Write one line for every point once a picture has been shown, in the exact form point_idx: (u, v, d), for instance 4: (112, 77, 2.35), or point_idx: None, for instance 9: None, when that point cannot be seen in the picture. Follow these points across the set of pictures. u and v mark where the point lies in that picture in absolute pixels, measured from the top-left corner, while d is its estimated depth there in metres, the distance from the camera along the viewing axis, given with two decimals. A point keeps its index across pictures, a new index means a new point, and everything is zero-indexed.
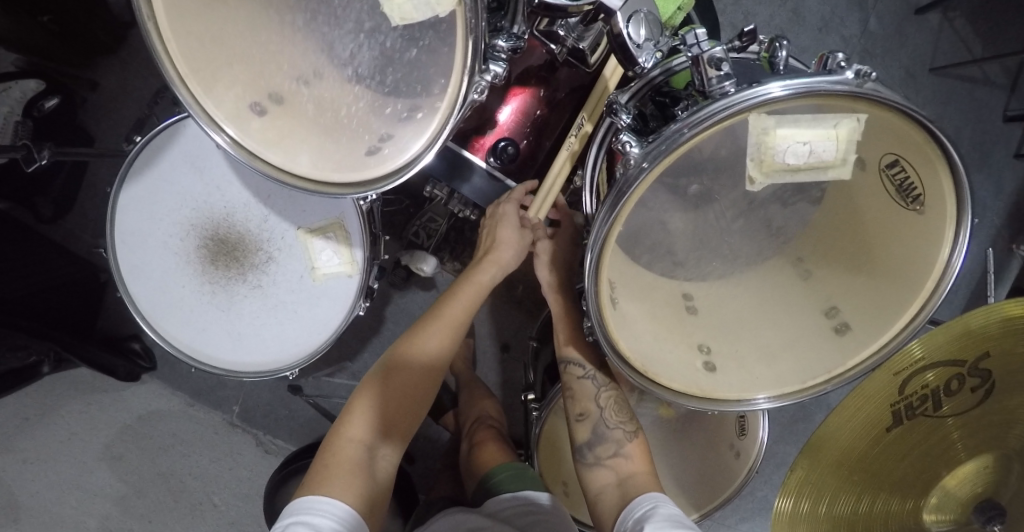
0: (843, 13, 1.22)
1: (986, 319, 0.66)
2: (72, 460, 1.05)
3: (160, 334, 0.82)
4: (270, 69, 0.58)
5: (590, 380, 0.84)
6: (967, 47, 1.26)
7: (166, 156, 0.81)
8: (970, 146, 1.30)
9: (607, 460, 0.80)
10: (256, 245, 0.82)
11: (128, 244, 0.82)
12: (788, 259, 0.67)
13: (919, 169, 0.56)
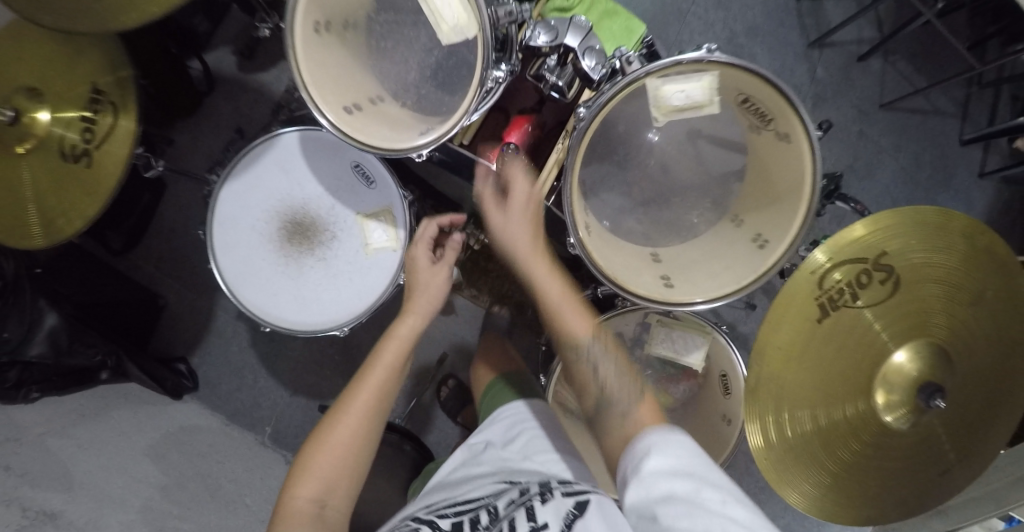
0: (793, 67, 1.47)
1: (876, 224, 0.70)
2: (119, 451, 1.09)
3: (238, 302, 0.90)
4: (357, 88, 0.77)
5: (590, 365, 0.74)
6: (910, 82, 1.50)
7: (259, 156, 0.92)
8: (932, 167, 1.51)
9: (618, 424, 0.66)
10: (324, 226, 0.92)
11: (223, 230, 0.91)
12: (726, 217, 0.80)
13: (765, 101, 0.69)
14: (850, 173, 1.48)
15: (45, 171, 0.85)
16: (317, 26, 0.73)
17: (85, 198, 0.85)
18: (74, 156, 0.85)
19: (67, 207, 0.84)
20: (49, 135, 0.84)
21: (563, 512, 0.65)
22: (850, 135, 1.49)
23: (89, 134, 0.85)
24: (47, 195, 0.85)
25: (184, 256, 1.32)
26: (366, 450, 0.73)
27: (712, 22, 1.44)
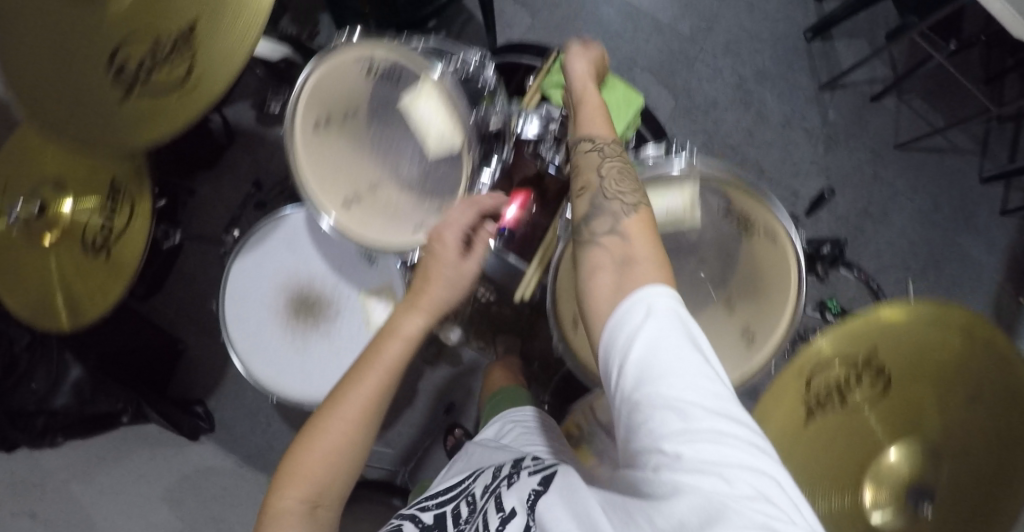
0: (803, 111, 1.46)
1: (871, 323, 0.66)
2: (142, 493, 1.20)
3: (248, 371, 0.92)
4: (356, 177, 0.83)
5: (598, 150, 0.68)
6: (927, 120, 1.46)
7: (269, 234, 0.95)
8: (950, 208, 1.45)
9: (603, 233, 0.62)
10: (330, 302, 0.94)
11: (233, 302, 0.94)
12: (718, 309, 0.81)
13: (747, 210, 0.79)
14: (865, 217, 1.44)
15: (73, 263, 0.84)
16: (317, 124, 0.82)
17: (103, 289, 0.85)
18: (96, 248, 0.85)
19: (90, 294, 0.84)
20: (77, 223, 0.84)
21: (526, 495, 0.58)
22: (863, 176, 1.45)
23: (108, 227, 0.85)
24: (73, 284, 0.84)
25: (202, 303, 1.37)
26: (359, 453, 0.69)
27: (720, 69, 1.46)
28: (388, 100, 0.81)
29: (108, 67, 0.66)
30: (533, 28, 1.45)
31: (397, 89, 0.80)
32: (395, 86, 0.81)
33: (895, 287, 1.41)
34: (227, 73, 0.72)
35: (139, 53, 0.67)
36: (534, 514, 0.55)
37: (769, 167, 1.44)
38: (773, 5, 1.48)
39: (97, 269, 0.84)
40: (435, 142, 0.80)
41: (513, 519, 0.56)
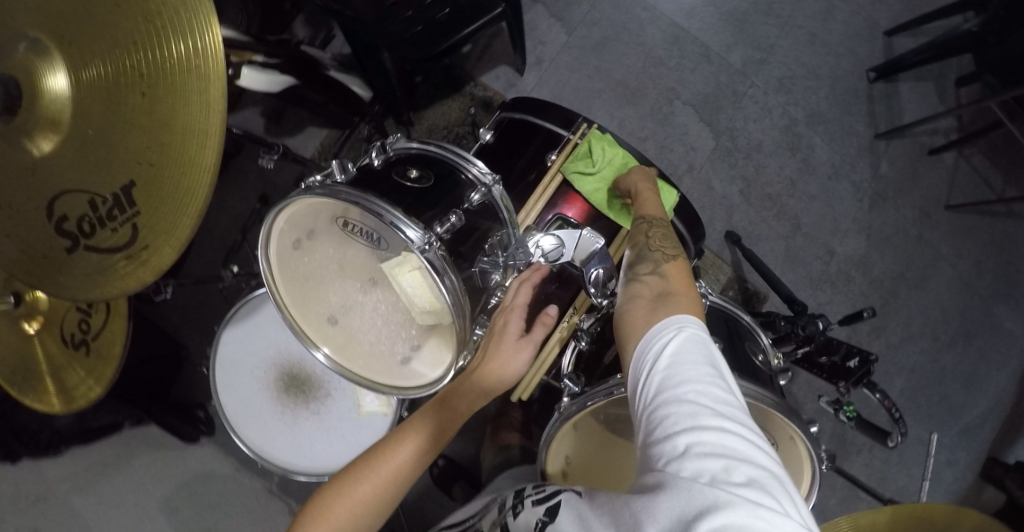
0: (855, 161, 1.34)
1: (874, 518, 0.74)
2: (137, 508, 1.20)
3: (241, 440, 0.92)
4: (340, 294, 0.78)
5: (647, 223, 0.74)
6: (987, 182, 1.35)
7: (261, 305, 0.94)
8: (994, 277, 1.35)
9: (645, 275, 0.67)
10: (320, 380, 0.93)
11: (223, 370, 0.94)
12: None
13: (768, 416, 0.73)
14: (900, 283, 1.32)
15: (54, 351, 0.82)
16: (297, 242, 0.77)
17: (94, 374, 0.79)
18: (75, 344, 0.82)
19: (86, 378, 0.79)
20: (60, 311, 0.83)
21: (533, 522, 0.57)
22: (906, 240, 1.33)
23: (87, 320, 0.83)
24: (59, 367, 0.81)
25: (206, 313, 1.37)
26: (392, 498, 0.65)
27: (770, 107, 1.35)
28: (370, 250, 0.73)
29: (51, 219, 0.69)
30: (569, 47, 1.35)
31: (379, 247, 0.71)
32: (377, 244, 0.71)
33: (926, 364, 1.31)
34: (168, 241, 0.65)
35: (79, 208, 0.67)
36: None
37: (807, 221, 1.33)
38: (836, 39, 1.35)
39: (82, 362, 0.80)
40: (422, 310, 0.72)
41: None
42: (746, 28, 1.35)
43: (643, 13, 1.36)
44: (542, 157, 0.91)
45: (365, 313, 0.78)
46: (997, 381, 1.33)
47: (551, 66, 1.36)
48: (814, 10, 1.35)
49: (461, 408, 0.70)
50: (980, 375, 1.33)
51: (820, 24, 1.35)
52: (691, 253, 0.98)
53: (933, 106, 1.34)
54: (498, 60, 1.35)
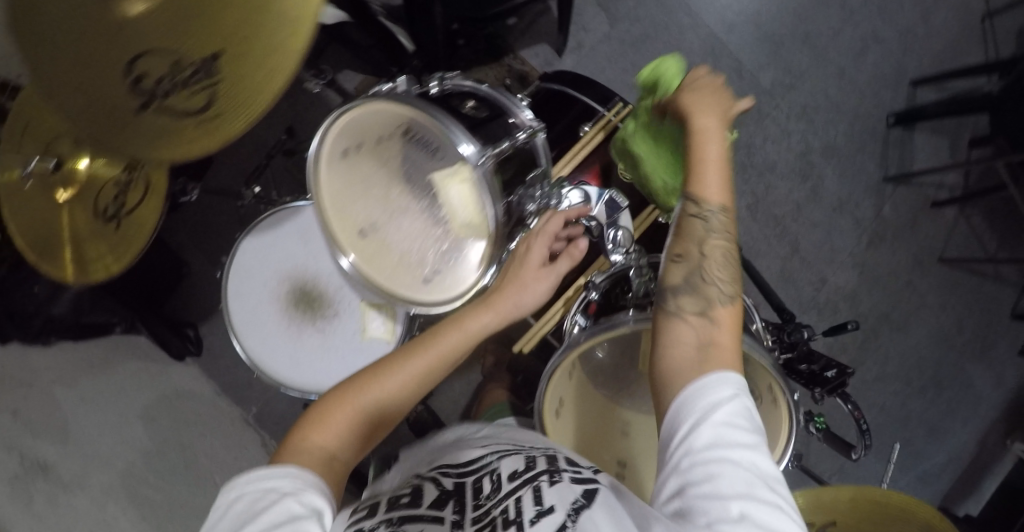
0: (860, 198, 1.39)
1: (835, 497, 0.78)
2: (117, 410, 1.21)
3: (241, 345, 0.98)
4: (379, 209, 0.84)
5: (704, 222, 0.65)
6: (980, 243, 1.40)
7: (285, 222, 0.99)
8: (972, 335, 1.40)
9: (688, 313, 0.64)
10: (329, 301, 0.98)
11: (237, 277, 0.99)
12: None
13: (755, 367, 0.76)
14: (883, 323, 1.38)
15: (80, 220, 0.83)
16: (345, 152, 0.83)
17: (117, 251, 0.85)
18: (105, 219, 0.85)
19: (104, 252, 0.84)
20: (94, 183, 0.84)
21: (570, 500, 0.59)
22: (896, 282, 1.39)
23: (124, 195, 0.87)
24: (81, 236, 0.82)
25: (213, 233, 1.39)
26: (392, 412, 0.70)
27: (790, 132, 1.39)
28: (421, 161, 0.79)
29: (126, 74, 0.60)
30: (610, 37, 1.40)
31: (433, 157, 0.77)
32: (432, 153, 0.77)
33: (894, 402, 1.37)
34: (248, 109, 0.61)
35: (162, 66, 0.60)
36: (575, 520, 0.56)
37: (806, 246, 1.39)
38: (863, 80, 1.40)
39: (109, 235, 0.84)
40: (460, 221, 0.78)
41: (552, 516, 0.58)
42: (781, 51, 1.39)
43: (685, 20, 1.39)
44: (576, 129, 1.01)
45: (400, 228, 0.84)
46: (958, 431, 1.39)
47: (589, 52, 1.40)
48: (849, 47, 1.40)
49: (472, 327, 0.74)
50: (942, 423, 1.39)
51: (851, 61, 1.40)
52: None
53: (943, 161, 1.40)
54: (540, 39, 1.40)
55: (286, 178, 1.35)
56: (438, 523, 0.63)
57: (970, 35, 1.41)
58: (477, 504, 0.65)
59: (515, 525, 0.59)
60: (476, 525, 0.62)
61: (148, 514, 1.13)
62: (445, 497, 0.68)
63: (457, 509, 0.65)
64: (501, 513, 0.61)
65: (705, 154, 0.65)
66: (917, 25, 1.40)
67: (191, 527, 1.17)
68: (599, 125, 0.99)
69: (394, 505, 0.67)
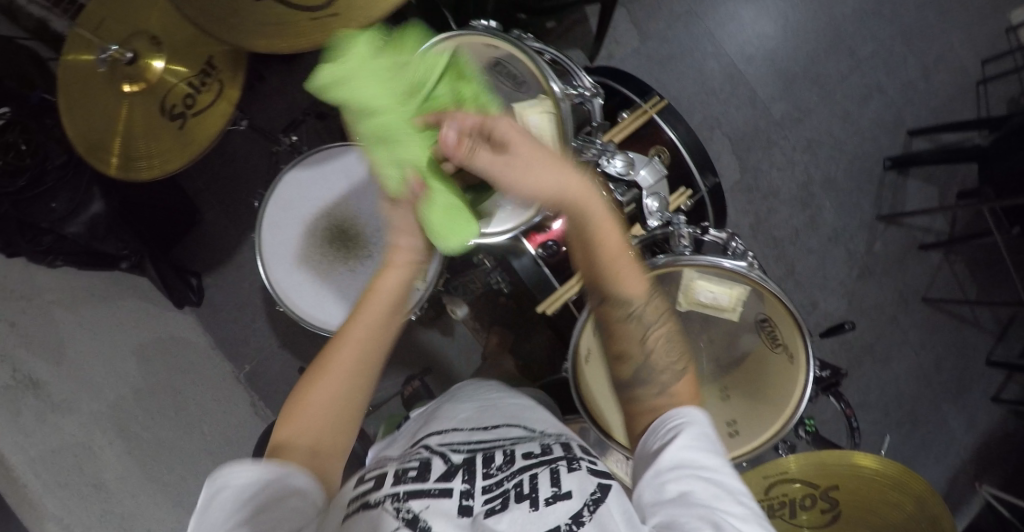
0: (854, 232, 1.49)
1: (843, 463, 0.85)
2: (114, 343, 1.17)
3: (268, 274, 1.03)
4: None
5: (638, 319, 0.66)
6: (961, 288, 1.49)
7: (335, 160, 1.07)
8: (949, 374, 1.48)
9: (651, 399, 0.66)
10: (364, 242, 1.06)
11: (275, 208, 1.05)
12: (714, 388, 0.92)
13: (780, 326, 0.87)
14: (866, 353, 1.45)
15: (143, 118, 0.91)
16: None
17: (165, 157, 0.92)
18: (172, 114, 0.92)
19: (153, 154, 0.91)
20: (165, 84, 0.91)
21: (587, 488, 0.59)
22: (882, 315, 1.47)
23: (192, 101, 0.93)
24: (136, 134, 0.91)
25: (235, 185, 1.42)
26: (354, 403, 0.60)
27: (795, 162, 1.49)
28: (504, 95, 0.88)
29: None
30: (638, 53, 1.46)
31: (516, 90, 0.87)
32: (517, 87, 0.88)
33: (869, 428, 1.44)
34: (357, 21, 0.77)
35: None
36: (592, 509, 0.57)
37: (801, 270, 1.47)
38: (865, 123, 1.51)
39: (169, 136, 0.91)
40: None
41: (569, 501, 0.58)
42: (793, 88, 1.50)
43: (709, 46, 1.49)
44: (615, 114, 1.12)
45: None
46: (931, 467, 1.45)
47: (618, 64, 1.47)
48: (854, 92, 1.51)
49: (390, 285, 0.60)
50: (915, 456, 1.45)
51: (854, 105, 1.51)
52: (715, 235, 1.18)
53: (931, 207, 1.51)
54: (574, 44, 1.47)
55: (315, 140, 1.39)
56: (449, 497, 0.60)
57: (961, 97, 1.55)
58: (489, 474, 0.62)
59: (528, 501, 0.58)
60: (488, 497, 0.60)
61: (134, 449, 1.08)
62: (455, 468, 0.64)
63: (466, 478, 0.62)
64: (516, 487, 0.60)
65: (600, 247, 0.62)
66: (916, 82, 1.53)
67: (173, 471, 1.13)
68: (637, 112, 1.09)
69: (401, 479, 0.62)
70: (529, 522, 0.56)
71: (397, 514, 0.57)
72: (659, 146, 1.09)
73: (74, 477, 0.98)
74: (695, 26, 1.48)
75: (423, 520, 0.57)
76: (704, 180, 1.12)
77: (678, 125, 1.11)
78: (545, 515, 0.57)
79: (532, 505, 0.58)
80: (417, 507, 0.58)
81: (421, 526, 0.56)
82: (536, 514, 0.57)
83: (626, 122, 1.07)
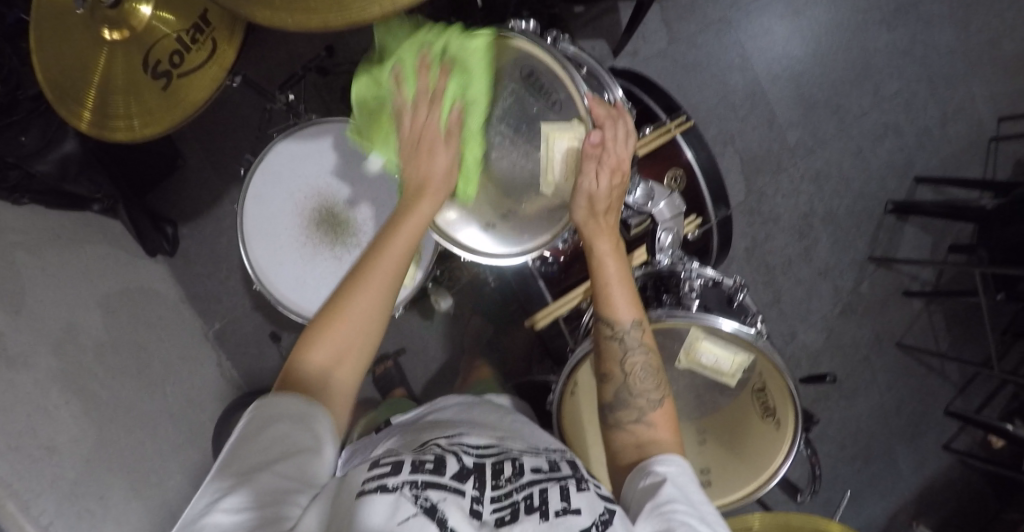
0: (845, 270, 1.50)
1: (805, 522, 1.04)
2: (77, 293, 1.10)
3: (246, 249, 1.07)
4: None
5: (620, 342, 0.79)
6: (936, 338, 1.54)
7: (333, 139, 1.08)
8: (908, 418, 1.53)
9: (628, 424, 0.76)
10: (352, 230, 1.09)
11: (263, 179, 1.07)
12: (696, 431, 1.07)
13: (775, 399, 1.00)
14: (835, 389, 1.49)
15: (123, 69, 0.89)
16: None
17: (147, 115, 0.91)
18: (156, 73, 0.91)
19: (132, 111, 0.90)
20: (152, 36, 0.90)
21: (596, 508, 0.60)
22: (856, 353, 1.50)
23: (179, 58, 0.92)
24: (114, 85, 0.89)
25: (224, 133, 1.37)
26: (373, 329, 0.67)
27: (800, 191, 1.48)
28: (535, 109, 0.88)
29: None
30: (664, 56, 1.42)
31: (550, 108, 0.87)
32: (550, 106, 0.88)
33: (825, 460, 1.49)
34: (380, 7, 0.74)
35: None
36: (601, 527, 0.58)
37: (787, 300, 1.48)
38: (875, 163, 1.51)
39: (153, 95, 0.91)
40: (557, 176, 0.88)
41: (578, 516, 0.59)
42: (812, 116, 1.48)
43: (736, 60, 1.45)
44: (639, 127, 1.13)
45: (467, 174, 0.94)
46: (874, 504, 1.51)
47: (642, 64, 1.41)
48: (870, 131, 1.50)
49: (426, 213, 0.76)
50: (862, 489, 1.51)
51: (868, 144, 1.50)
52: (711, 261, 1.26)
53: (922, 257, 1.53)
54: (600, 35, 1.40)
55: (314, 96, 1.37)
56: (463, 496, 0.59)
57: (972, 151, 1.55)
58: (498, 485, 0.63)
59: (539, 513, 0.59)
60: (497, 506, 0.60)
61: (93, 409, 1.02)
62: (467, 472, 0.63)
63: (478, 485, 0.62)
64: (526, 499, 0.61)
65: (608, 270, 0.81)
66: (931, 129, 1.53)
67: (133, 431, 1.08)
68: (661, 130, 1.11)
69: (418, 468, 0.61)
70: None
71: (416, 501, 0.56)
72: (676, 168, 1.12)
73: (29, 439, 0.87)
74: (725, 36, 1.44)
75: (440, 511, 0.56)
76: (715, 210, 1.17)
77: (699, 148, 1.15)
78: (556, 525, 0.57)
79: (541, 517, 0.58)
80: (435, 497, 0.57)
81: (439, 516, 0.55)
82: (547, 525, 0.57)
83: (650, 140, 1.09)
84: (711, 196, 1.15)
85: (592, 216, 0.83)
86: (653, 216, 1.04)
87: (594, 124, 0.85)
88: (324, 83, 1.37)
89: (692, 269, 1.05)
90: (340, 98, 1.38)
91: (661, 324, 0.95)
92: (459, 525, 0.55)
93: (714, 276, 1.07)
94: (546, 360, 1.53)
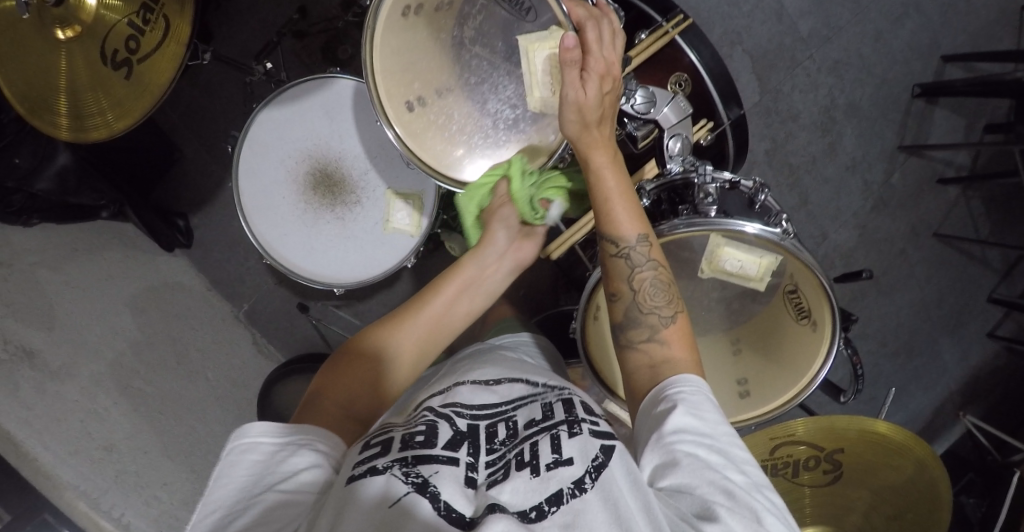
0: (873, 162, 1.41)
1: (849, 424, 1.04)
2: (103, 297, 1.15)
3: (249, 225, 1.07)
4: (422, 80, 0.86)
5: (626, 260, 0.75)
6: (976, 227, 1.46)
7: (312, 97, 1.06)
8: (950, 310, 1.49)
9: (640, 343, 0.73)
10: (351, 187, 1.08)
11: (251, 150, 1.07)
12: (728, 342, 1.06)
13: (810, 300, 0.96)
14: (871, 288, 1.45)
15: (85, 68, 0.88)
16: (406, 10, 0.82)
17: (120, 110, 0.91)
18: (115, 64, 0.89)
19: (105, 108, 0.90)
20: (103, 26, 0.88)
21: (589, 454, 0.59)
22: (891, 249, 1.44)
23: (136, 43, 0.89)
24: (81, 85, 0.89)
25: (213, 113, 1.35)
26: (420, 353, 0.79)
27: (819, 84, 1.37)
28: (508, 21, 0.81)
29: None
30: None
31: (524, 19, 0.79)
32: (523, 15, 0.80)
33: (865, 361, 1.47)
34: None
35: None
36: (593, 478, 0.57)
37: (813, 201, 1.41)
38: (900, 43, 1.38)
39: (120, 86, 0.90)
40: (542, 90, 0.81)
41: (571, 467, 0.58)
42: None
43: None
44: (633, 34, 1.04)
45: (449, 103, 0.87)
46: (918, 398, 1.51)
47: None
48: (892, 7, 1.36)
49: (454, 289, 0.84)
50: (905, 385, 1.49)
51: (890, 23, 1.37)
52: (730, 165, 1.19)
53: (956, 140, 1.43)
54: None
55: (294, 61, 1.32)
56: (456, 465, 0.59)
57: (1008, 17, 1.40)
58: (492, 449, 0.63)
59: (529, 468, 0.58)
60: (491, 469, 0.60)
61: (139, 406, 1.07)
62: (461, 437, 0.63)
63: (471, 451, 0.62)
64: (518, 456, 0.60)
65: (607, 184, 0.75)
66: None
67: (183, 416, 1.15)
68: (657, 33, 1.02)
69: (408, 443, 0.61)
70: (531, 488, 0.56)
71: (406, 479, 0.56)
72: (680, 72, 1.06)
73: (85, 442, 0.94)
74: None
75: (433, 486, 0.55)
76: (728, 111, 1.09)
77: (702, 50, 1.06)
78: (548, 480, 0.57)
79: (533, 472, 0.58)
80: (427, 471, 0.57)
81: (431, 492, 0.55)
82: (538, 481, 0.57)
83: (647, 44, 1.00)
84: (722, 99, 1.07)
85: (574, 130, 0.74)
86: (658, 122, 1.00)
87: (573, 27, 0.75)
88: (299, 45, 1.32)
89: (707, 174, 0.96)
90: (322, 59, 1.33)
91: (676, 236, 0.91)
92: (452, 499, 0.55)
93: (730, 178, 0.98)
94: (572, 292, 1.53)
